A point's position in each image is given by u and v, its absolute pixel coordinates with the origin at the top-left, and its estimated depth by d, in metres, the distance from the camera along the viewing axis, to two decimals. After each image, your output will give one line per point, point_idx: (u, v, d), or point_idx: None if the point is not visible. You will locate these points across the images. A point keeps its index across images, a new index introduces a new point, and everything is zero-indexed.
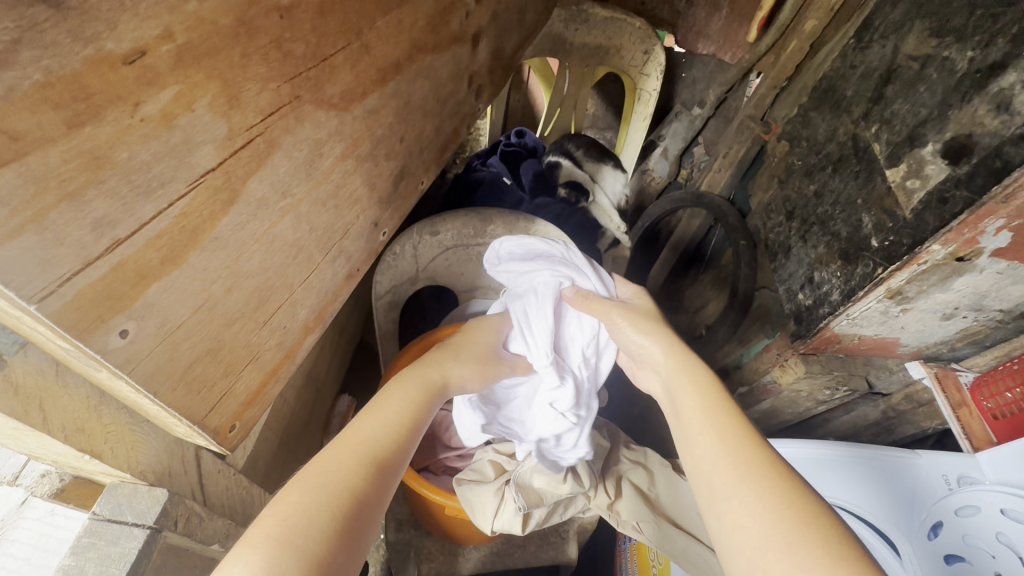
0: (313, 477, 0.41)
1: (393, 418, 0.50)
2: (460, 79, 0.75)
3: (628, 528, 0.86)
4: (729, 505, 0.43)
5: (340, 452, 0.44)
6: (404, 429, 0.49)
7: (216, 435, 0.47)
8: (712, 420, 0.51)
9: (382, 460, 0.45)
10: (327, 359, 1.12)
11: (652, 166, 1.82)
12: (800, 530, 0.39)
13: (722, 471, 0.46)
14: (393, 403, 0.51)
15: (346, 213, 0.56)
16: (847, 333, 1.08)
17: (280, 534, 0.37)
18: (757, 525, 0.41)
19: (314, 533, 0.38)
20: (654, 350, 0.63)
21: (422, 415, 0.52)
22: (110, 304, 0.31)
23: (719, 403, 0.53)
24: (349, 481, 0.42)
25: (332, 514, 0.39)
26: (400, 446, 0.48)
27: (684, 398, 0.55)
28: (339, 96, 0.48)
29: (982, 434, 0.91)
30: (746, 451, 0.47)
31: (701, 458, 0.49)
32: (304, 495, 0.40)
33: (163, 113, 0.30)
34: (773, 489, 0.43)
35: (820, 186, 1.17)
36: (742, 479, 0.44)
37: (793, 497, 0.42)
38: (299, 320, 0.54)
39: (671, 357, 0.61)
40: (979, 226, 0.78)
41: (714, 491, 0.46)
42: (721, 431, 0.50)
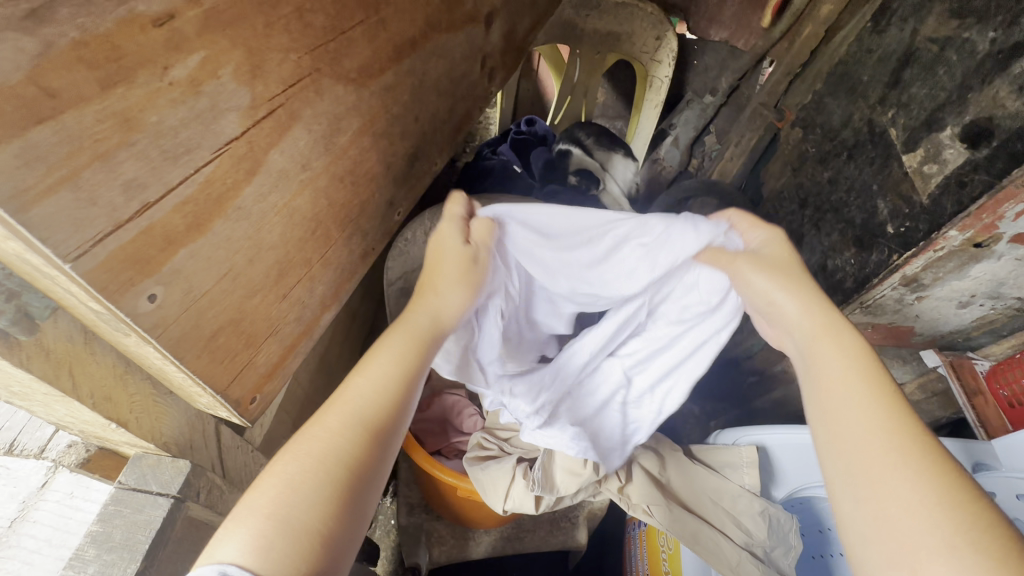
0: (300, 446, 0.40)
1: (381, 378, 0.44)
2: (473, 60, 0.75)
3: (639, 511, 0.84)
4: (872, 491, 0.40)
5: (324, 418, 0.41)
6: (395, 388, 0.45)
7: (238, 407, 0.47)
8: (863, 395, 0.43)
9: (378, 431, 0.42)
10: (339, 344, 1.14)
11: (662, 154, 1.69)
12: (968, 533, 0.36)
13: (867, 453, 0.41)
14: (381, 361, 0.46)
15: (362, 190, 0.56)
16: (861, 321, 1.06)
17: (273, 512, 0.36)
18: (912, 520, 0.37)
19: (304, 508, 0.37)
20: (787, 303, 0.49)
21: (417, 367, 0.46)
22: (138, 267, 0.32)
23: (867, 371, 0.45)
24: (339, 450, 0.40)
25: (321, 486, 0.38)
26: (399, 408, 0.44)
27: (822, 364, 0.46)
28: (357, 70, 0.48)
29: (997, 422, 0.89)
30: (903, 440, 0.41)
31: (840, 438, 0.43)
32: (293, 464, 0.39)
33: (190, 78, 0.31)
34: (930, 483, 0.38)
35: (834, 172, 1.15)
36: (894, 468, 0.40)
37: (952, 500, 0.37)
38: (316, 296, 0.54)
39: (810, 310, 0.48)
40: (998, 210, 0.75)
41: (852, 472, 0.41)
42: (879, 410, 0.43)
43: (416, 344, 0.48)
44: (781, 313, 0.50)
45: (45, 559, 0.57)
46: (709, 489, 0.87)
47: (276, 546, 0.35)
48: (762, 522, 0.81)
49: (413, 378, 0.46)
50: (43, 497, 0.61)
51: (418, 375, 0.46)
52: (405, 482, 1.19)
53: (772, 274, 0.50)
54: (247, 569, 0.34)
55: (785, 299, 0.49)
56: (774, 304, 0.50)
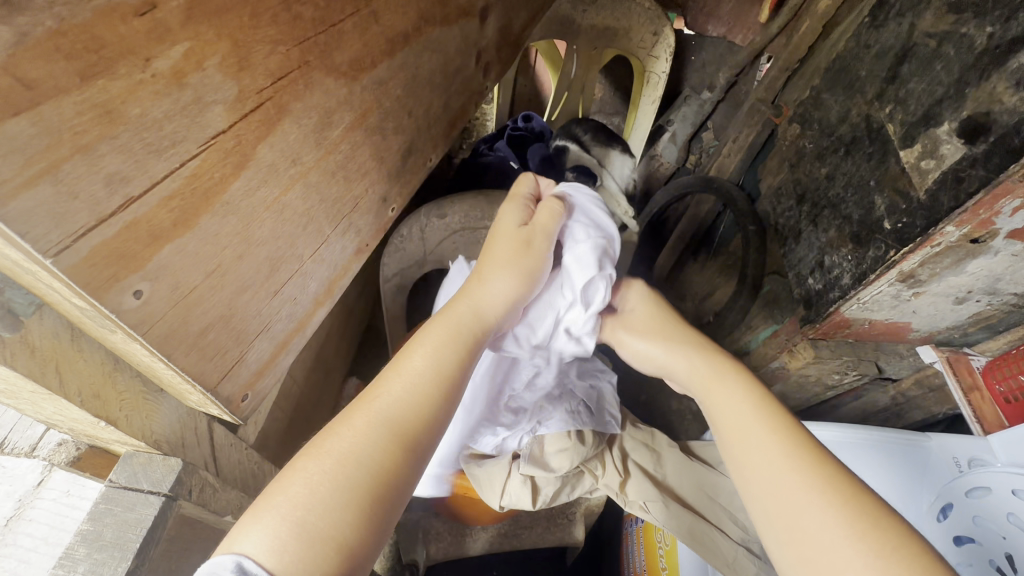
0: (323, 447, 0.38)
1: (418, 381, 0.44)
2: (468, 55, 0.75)
3: (635, 507, 0.85)
4: (792, 528, 0.40)
5: (354, 418, 0.40)
6: (435, 389, 0.44)
7: (229, 405, 0.47)
8: (767, 440, 0.45)
9: (404, 433, 0.41)
10: (334, 341, 1.13)
11: (659, 151, 1.74)
12: (877, 564, 0.36)
13: (776, 495, 0.42)
14: (420, 357, 0.46)
15: (354, 185, 0.55)
16: (857, 317, 1.06)
17: (290, 513, 0.35)
18: (825, 558, 0.38)
19: (323, 509, 0.35)
20: (678, 360, 0.57)
21: (454, 366, 0.46)
22: (123, 263, 0.31)
23: (764, 408, 0.48)
24: (364, 452, 0.38)
25: (341, 488, 0.36)
26: (431, 414, 0.43)
27: (731, 413, 0.49)
28: (348, 63, 0.48)
29: (993, 418, 0.87)
30: (804, 468, 0.42)
31: (755, 483, 0.44)
32: (313, 466, 0.37)
33: (174, 70, 0.31)
34: (839, 517, 0.39)
35: (832, 168, 1.15)
36: (803, 499, 0.41)
37: (865, 523, 0.38)
38: (309, 293, 0.54)
39: (703, 369, 0.54)
40: (994, 206, 0.76)
41: (771, 520, 0.42)
42: (779, 443, 0.45)
43: (457, 345, 0.48)
44: (684, 371, 0.56)
45: (41, 556, 0.58)
46: (706, 485, 0.87)
47: (291, 547, 0.33)
48: None
49: (447, 381, 0.45)
50: (38, 496, 0.61)
51: (456, 377, 0.46)
52: None
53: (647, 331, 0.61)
54: (264, 569, 0.32)
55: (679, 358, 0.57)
56: (658, 359, 0.59)
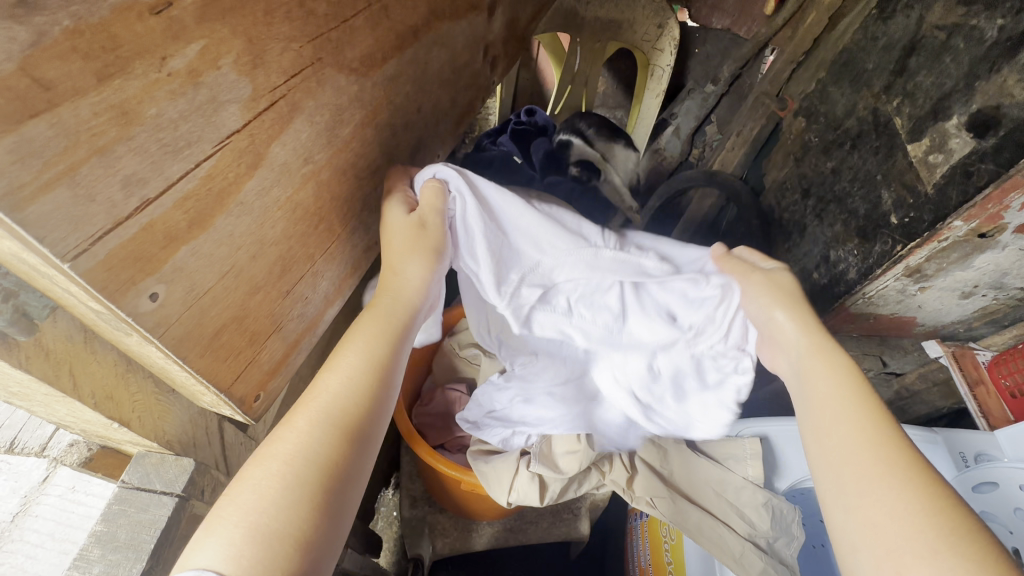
0: (270, 449, 0.37)
1: (352, 368, 0.42)
2: (475, 49, 0.74)
3: (641, 503, 0.86)
4: (861, 502, 0.40)
5: (296, 419, 0.39)
6: (370, 375, 0.42)
7: (242, 405, 0.46)
8: (852, 409, 0.45)
9: (350, 425, 0.40)
10: (340, 338, 1.14)
11: (663, 145, 1.69)
12: (952, 538, 0.36)
13: (855, 462, 0.42)
14: (353, 354, 0.43)
15: (365, 183, 0.55)
16: (862, 312, 1.06)
17: (244, 519, 0.34)
18: (895, 525, 0.38)
19: (276, 511, 0.35)
20: (786, 319, 0.52)
21: (389, 356, 0.44)
22: (140, 266, 0.31)
23: (852, 390, 0.46)
24: (309, 447, 0.38)
25: (292, 488, 0.36)
26: (376, 403, 0.42)
27: (816, 381, 0.48)
28: (359, 59, 0.47)
29: (999, 413, 0.87)
30: (882, 445, 0.42)
31: (831, 448, 0.44)
32: (262, 469, 0.36)
33: (189, 69, 0.30)
34: (917, 492, 0.39)
35: (838, 162, 1.14)
36: (880, 475, 0.41)
37: (938, 504, 0.38)
38: (319, 291, 0.53)
39: (808, 330, 0.51)
40: (1003, 201, 0.75)
41: (840, 486, 0.42)
42: (865, 424, 0.44)
43: (388, 334, 0.45)
44: (779, 334, 0.53)
45: (48, 552, 0.57)
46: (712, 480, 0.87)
47: (247, 552, 0.33)
48: (764, 514, 0.80)
49: (383, 371, 0.43)
50: (44, 492, 0.60)
51: (391, 364, 0.44)
52: (407, 474, 1.20)
53: (773, 294, 0.54)
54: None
55: (786, 314, 0.53)
56: (772, 316, 0.53)
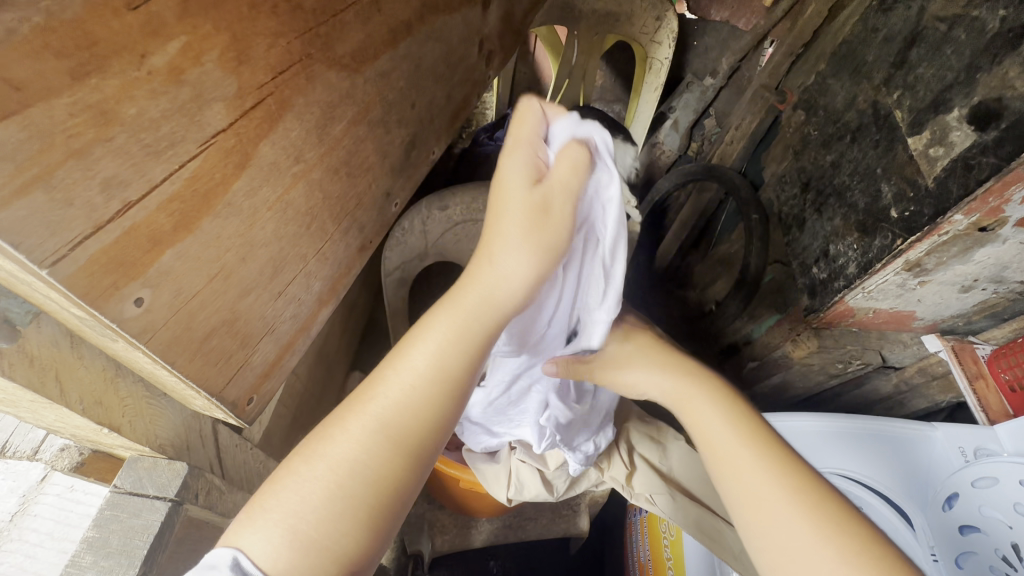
0: (324, 449, 0.36)
1: (433, 371, 0.38)
2: (470, 43, 0.73)
3: (641, 500, 0.87)
4: (762, 529, 0.42)
5: (349, 422, 0.37)
6: (444, 386, 0.38)
7: (235, 409, 0.46)
8: (738, 436, 0.47)
9: (407, 441, 0.37)
10: (336, 335, 1.13)
11: (662, 139, 1.70)
12: (843, 547, 0.39)
13: (745, 487, 0.44)
14: (427, 353, 0.39)
15: (358, 181, 0.54)
16: (862, 306, 1.06)
17: (287, 522, 0.34)
18: (796, 546, 0.40)
19: (317, 519, 0.34)
20: (655, 378, 0.54)
21: (467, 365, 0.39)
22: (123, 270, 0.30)
23: (738, 419, 0.49)
24: (360, 458, 0.36)
25: (336, 497, 0.35)
26: (439, 420, 0.38)
27: (702, 414, 0.50)
28: (350, 55, 0.46)
29: (999, 407, 0.87)
30: (771, 466, 0.44)
31: (725, 479, 0.46)
32: (311, 470, 0.36)
33: (170, 66, 0.29)
34: (806, 510, 0.41)
35: (837, 156, 1.13)
36: (774, 493, 0.43)
37: (826, 518, 0.41)
38: (313, 292, 0.53)
39: (674, 378, 0.54)
40: (1005, 194, 0.74)
41: (740, 515, 0.44)
42: (757, 449, 0.46)
43: (467, 347, 0.39)
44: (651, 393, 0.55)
45: (47, 552, 0.56)
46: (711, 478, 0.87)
47: (284, 556, 0.33)
48: None
49: (456, 386, 0.39)
50: (41, 491, 0.60)
51: (467, 379, 0.39)
52: None
53: (634, 367, 0.55)
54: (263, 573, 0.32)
55: (659, 376, 0.54)
56: (636, 384, 0.55)
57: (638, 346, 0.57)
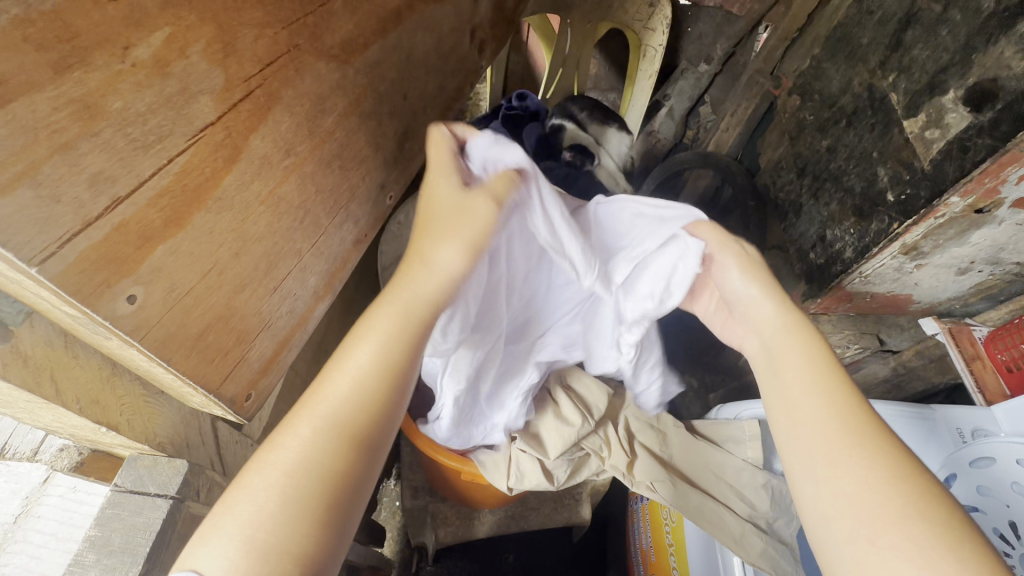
0: (273, 454, 0.36)
1: (369, 365, 0.40)
2: (462, 32, 0.72)
3: (642, 488, 0.85)
4: (831, 472, 0.41)
5: (297, 424, 0.38)
6: (384, 375, 0.40)
7: (233, 405, 0.46)
8: (820, 380, 0.46)
9: (357, 435, 0.38)
10: (333, 330, 1.13)
11: (656, 125, 1.68)
12: (917, 503, 0.37)
13: (825, 430, 0.43)
14: (365, 352, 0.41)
15: (351, 174, 0.53)
16: (859, 291, 1.06)
17: (244, 528, 0.33)
18: (866, 493, 0.39)
19: (273, 525, 0.34)
20: (764, 301, 0.54)
21: (403, 358, 0.41)
22: (115, 267, 0.30)
23: (826, 365, 0.48)
24: (312, 457, 0.36)
25: (291, 501, 0.34)
26: (384, 410, 0.40)
27: (786, 355, 0.50)
28: (340, 46, 0.46)
29: (994, 387, 0.87)
30: (848, 418, 0.43)
31: (802, 420, 0.45)
32: (264, 475, 0.35)
33: (155, 59, 0.29)
34: (881, 460, 0.40)
35: (833, 140, 1.13)
36: (849, 441, 0.42)
37: (907, 473, 0.39)
38: (308, 287, 0.52)
39: (784, 309, 0.53)
40: (1000, 174, 0.74)
41: (812, 457, 0.43)
42: (838, 390, 0.45)
43: (402, 340, 0.42)
44: (756, 316, 0.55)
45: (52, 552, 0.56)
46: (709, 463, 0.88)
47: (242, 564, 0.32)
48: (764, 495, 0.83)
49: (396, 376, 0.41)
50: (44, 493, 0.60)
51: (405, 373, 0.42)
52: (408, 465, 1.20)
53: (747, 274, 0.56)
54: None
55: (767, 300, 0.54)
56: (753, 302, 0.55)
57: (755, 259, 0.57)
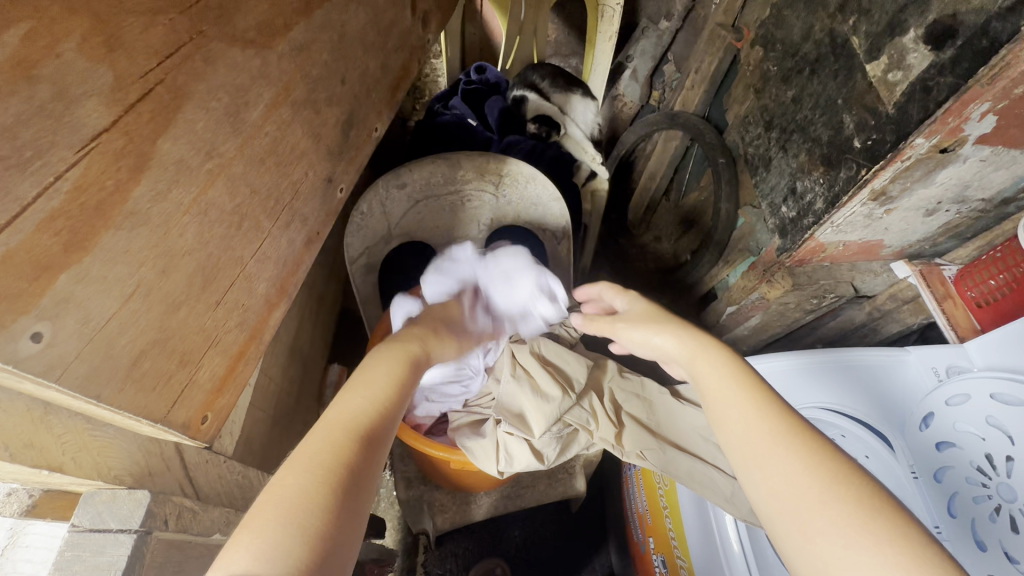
0: (303, 462, 0.43)
1: (371, 399, 0.53)
2: (401, 4, 0.67)
3: (631, 456, 0.86)
4: (759, 468, 0.46)
5: (327, 438, 0.45)
6: (384, 408, 0.53)
7: (188, 430, 0.43)
8: (732, 386, 0.52)
9: (367, 442, 0.47)
10: (302, 330, 1.10)
11: (622, 90, 1.70)
12: (833, 483, 0.41)
13: (745, 433, 0.48)
14: (366, 392, 0.54)
15: (291, 170, 0.50)
16: (831, 241, 1.06)
17: (282, 517, 0.38)
18: (788, 482, 0.43)
19: (314, 513, 0.39)
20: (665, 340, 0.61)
21: (395, 397, 0.55)
22: (7, 304, 0.26)
23: (738, 372, 0.53)
24: (338, 458, 0.44)
25: (327, 495, 0.41)
26: (382, 426, 0.51)
27: (701, 372, 0.55)
28: (255, 29, 0.41)
29: (967, 323, 0.90)
30: (764, 414, 0.48)
31: (727, 428, 0.50)
32: (299, 478, 0.41)
33: (13, 60, 0.26)
34: (799, 451, 0.45)
35: (798, 90, 1.11)
36: (771, 438, 0.46)
37: (818, 455, 0.44)
38: (257, 295, 0.49)
39: (680, 338, 0.59)
40: (964, 112, 0.73)
41: (743, 458, 0.48)
42: (748, 391, 0.51)
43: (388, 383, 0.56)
44: (664, 351, 0.61)
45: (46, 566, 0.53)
46: (697, 426, 0.89)
47: (290, 545, 0.36)
48: None
49: (391, 406, 0.54)
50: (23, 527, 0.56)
51: (395, 405, 0.55)
52: (400, 457, 1.19)
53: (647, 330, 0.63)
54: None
55: (669, 333, 0.61)
56: (651, 341, 0.62)
57: (642, 313, 0.66)
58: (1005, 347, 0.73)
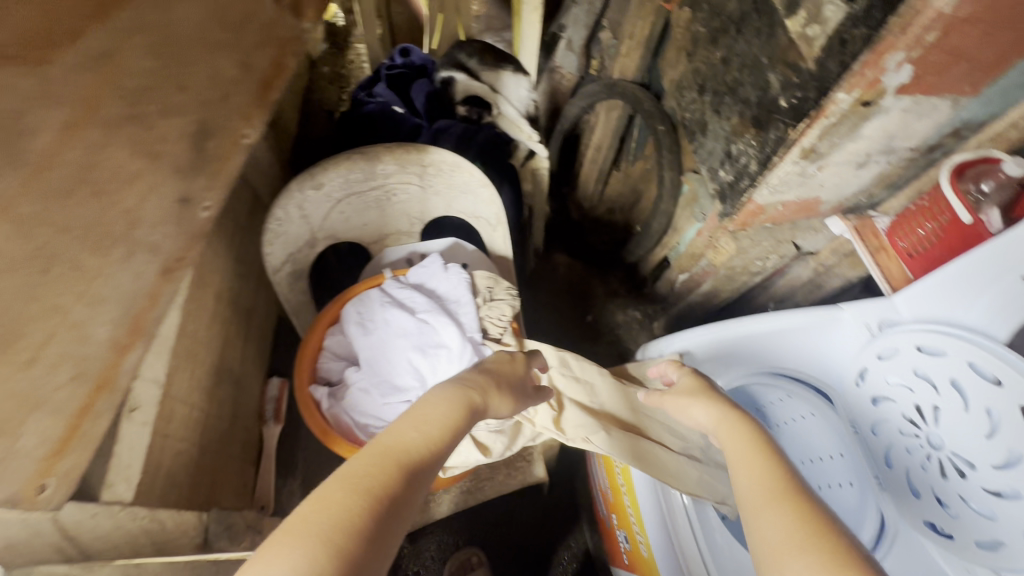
0: (353, 478, 0.45)
1: (432, 427, 0.54)
2: None
3: (578, 441, 0.86)
4: (758, 523, 0.49)
5: (373, 456, 0.48)
6: (442, 435, 0.54)
7: (17, 503, 0.41)
8: (748, 453, 0.58)
9: (409, 462, 0.49)
10: (231, 348, 1.04)
11: (559, 61, 1.62)
12: (817, 539, 0.44)
13: (751, 496, 0.52)
14: (417, 413, 0.55)
15: (120, 198, 0.44)
16: (770, 203, 1.04)
17: (326, 531, 0.41)
18: (778, 535, 0.47)
19: (354, 534, 0.41)
20: (700, 410, 0.69)
21: (459, 425, 0.57)
22: None
23: (758, 441, 0.60)
24: (384, 479, 0.46)
25: (367, 513, 0.43)
26: (434, 451, 0.52)
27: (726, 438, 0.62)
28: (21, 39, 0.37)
29: (900, 275, 0.91)
30: (773, 473, 0.54)
31: (742, 486, 0.55)
32: (347, 495, 0.44)
33: None
34: (791, 508, 0.48)
35: (726, 52, 1.07)
36: (769, 499, 0.51)
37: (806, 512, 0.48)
38: (97, 341, 0.44)
39: (711, 410, 0.68)
40: (880, 64, 0.71)
41: (750, 513, 0.51)
42: (762, 455, 0.57)
43: (457, 405, 0.59)
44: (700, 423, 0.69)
45: None
46: (637, 406, 0.93)
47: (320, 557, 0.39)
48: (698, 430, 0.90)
49: (453, 427, 0.56)
50: None
51: (456, 431, 0.57)
52: None
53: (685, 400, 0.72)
54: None
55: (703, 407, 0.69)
56: (688, 411, 0.71)
57: (687, 385, 0.74)
58: (933, 298, 0.70)
